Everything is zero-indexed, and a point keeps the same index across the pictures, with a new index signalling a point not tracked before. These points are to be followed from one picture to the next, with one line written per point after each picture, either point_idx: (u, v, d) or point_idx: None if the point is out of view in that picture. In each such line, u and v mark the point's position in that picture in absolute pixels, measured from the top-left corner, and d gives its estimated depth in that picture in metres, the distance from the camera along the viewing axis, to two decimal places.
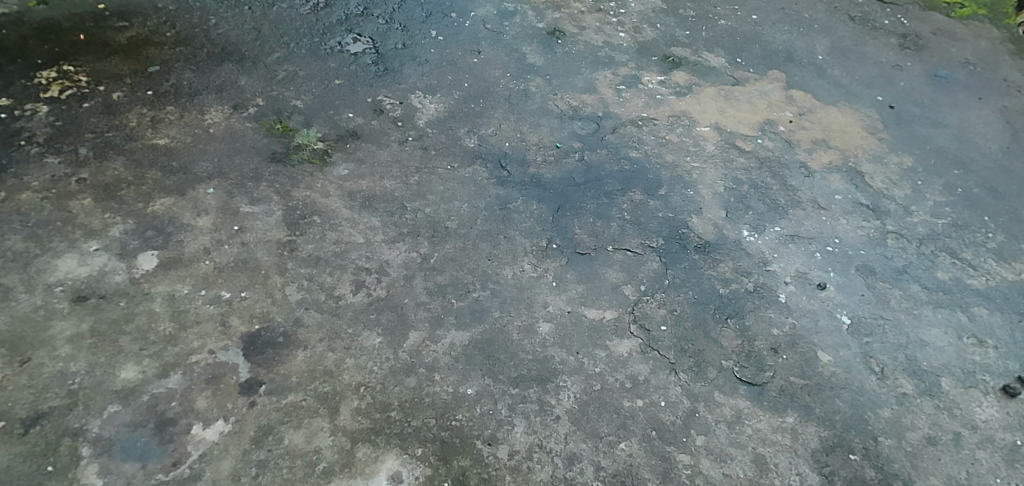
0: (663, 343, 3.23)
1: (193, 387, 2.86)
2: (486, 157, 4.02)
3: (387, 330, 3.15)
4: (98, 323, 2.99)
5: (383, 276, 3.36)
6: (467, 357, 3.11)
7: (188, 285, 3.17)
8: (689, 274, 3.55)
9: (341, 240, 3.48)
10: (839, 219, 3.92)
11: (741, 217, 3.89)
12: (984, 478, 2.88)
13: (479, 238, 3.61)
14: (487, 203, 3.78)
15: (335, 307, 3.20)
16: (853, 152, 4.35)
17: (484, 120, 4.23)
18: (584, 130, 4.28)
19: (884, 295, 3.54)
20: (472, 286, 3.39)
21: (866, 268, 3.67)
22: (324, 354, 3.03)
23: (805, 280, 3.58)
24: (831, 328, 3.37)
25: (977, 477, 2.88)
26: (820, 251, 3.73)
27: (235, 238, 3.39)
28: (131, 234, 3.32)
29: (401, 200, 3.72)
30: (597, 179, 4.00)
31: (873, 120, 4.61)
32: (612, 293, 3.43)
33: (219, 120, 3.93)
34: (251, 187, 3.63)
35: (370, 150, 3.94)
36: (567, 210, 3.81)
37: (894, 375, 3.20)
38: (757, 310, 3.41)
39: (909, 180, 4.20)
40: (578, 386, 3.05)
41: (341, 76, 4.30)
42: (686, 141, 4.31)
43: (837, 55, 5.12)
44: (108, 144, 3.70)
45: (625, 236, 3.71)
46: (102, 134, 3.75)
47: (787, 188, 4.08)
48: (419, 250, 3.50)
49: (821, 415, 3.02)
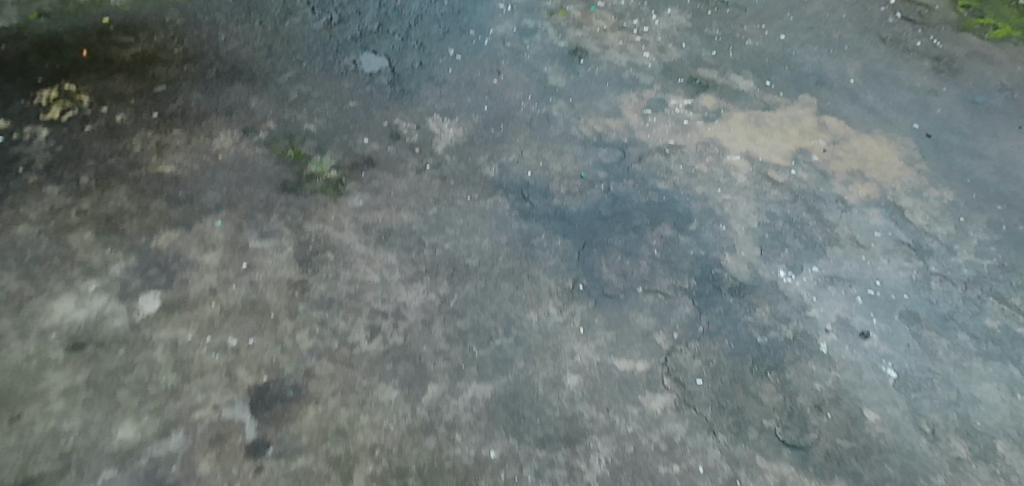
0: (699, 399, 3.04)
1: (195, 449, 2.70)
2: (507, 188, 3.80)
3: (404, 383, 2.96)
4: (94, 375, 2.82)
5: (399, 321, 3.15)
6: (489, 414, 2.91)
7: (192, 330, 2.98)
8: (724, 320, 3.33)
9: (354, 280, 3.26)
10: (879, 259, 3.71)
11: (777, 255, 3.67)
12: None
13: (501, 277, 3.39)
14: (510, 237, 3.56)
15: (348, 356, 3.00)
16: (891, 185, 4.13)
17: (504, 147, 4.01)
18: (609, 158, 4.07)
19: (931, 345, 3.33)
20: (494, 332, 3.17)
21: (911, 315, 3.45)
22: (337, 409, 2.85)
23: (847, 328, 3.36)
24: (876, 383, 3.17)
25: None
26: (861, 294, 3.52)
27: (243, 276, 3.18)
28: (133, 273, 3.13)
29: (419, 235, 3.50)
30: (625, 212, 3.78)
31: (910, 150, 4.38)
32: (643, 341, 3.22)
33: (228, 145, 3.71)
34: (261, 220, 3.41)
35: (386, 179, 3.72)
36: (593, 246, 3.59)
37: (946, 436, 3.03)
38: (798, 362, 3.21)
39: (952, 217, 3.99)
40: (609, 448, 2.88)
41: (355, 98, 4.09)
42: (716, 172, 4.09)
43: (870, 78, 4.90)
44: (110, 171, 3.50)
45: (655, 277, 3.49)
46: (104, 160, 3.54)
47: (824, 224, 3.86)
48: (437, 291, 3.29)
49: (870, 482, 2.88)
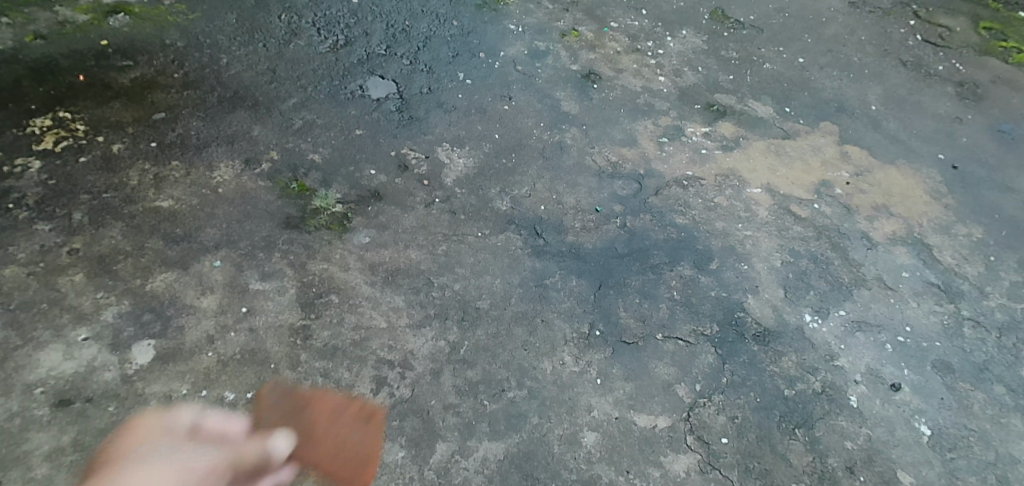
0: (725, 460, 2.89)
1: None
2: (520, 223, 3.63)
3: (412, 441, 2.79)
4: (81, 436, 2.63)
5: (407, 371, 2.99)
6: (502, 477, 2.74)
7: (187, 384, 2.81)
8: (749, 371, 3.18)
9: (361, 325, 3.10)
10: (909, 302, 3.54)
11: (801, 297, 3.51)
12: None
13: (514, 322, 3.22)
14: (523, 278, 3.40)
15: (352, 412, 2.84)
16: (918, 221, 3.97)
17: (516, 179, 3.85)
18: (625, 191, 3.91)
19: (965, 399, 3.18)
20: (507, 383, 3.01)
21: (943, 365, 3.29)
22: (340, 473, 2.68)
23: (877, 380, 3.20)
24: (910, 442, 3.01)
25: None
26: (890, 342, 3.36)
27: (242, 323, 3.02)
28: (125, 320, 2.96)
29: (428, 275, 3.33)
30: (642, 250, 3.62)
31: (935, 183, 4.22)
32: (664, 394, 3.07)
33: (229, 178, 3.55)
34: (262, 259, 3.24)
35: (393, 214, 3.55)
36: (610, 288, 3.43)
37: None
38: (828, 418, 3.05)
39: (982, 256, 3.83)
40: None
41: (362, 126, 3.93)
42: (736, 205, 3.92)
43: (892, 104, 4.74)
44: (105, 207, 3.32)
45: (675, 322, 3.34)
46: (99, 194, 3.37)
47: (849, 263, 3.70)
48: (447, 338, 3.12)
49: None
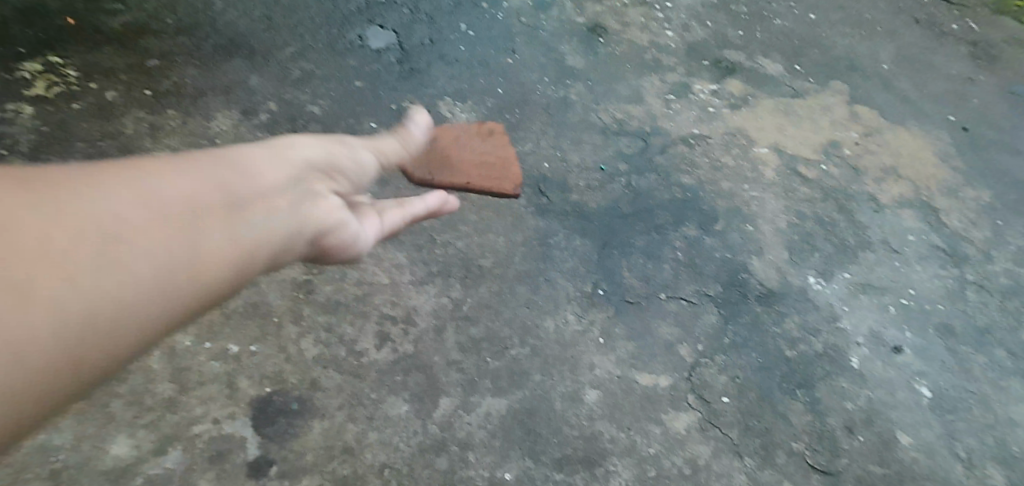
0: (726, 419, 2.89)
1: (195, 468, 2.50)
2: (524, 180, 3.57)
3: (416, 396, 2.79)
4: None
5: (410, 327, 2.98)
6: (505, 432, 2.75)
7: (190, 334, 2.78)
8: (750, 332, 3.17)
9: (364, 282, 3.07)
10: (913, 265, 3.52)
11: (806, 260, 3.49)
12: None
13: (517, 280, 3.20)
14: (526, 236, 3.36)
15: (355, 366, 2.83)
16: (926, 183, 3.93)
17: (521, 135, 3.77)
18: (630, 149, 3.84)
19: (966, 362, 3.19)
20: (510, 341, 3.00)
21: (945, 328, 3.29)
22: (344, 425, 2.68)
23: (879, 341, 3.20)
24: (911, 403, 3.02)
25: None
26: (894, 304, 3.35)
27: None
28: None
29: (431, 232, 3.28)
30: (647, 210, 3.58)
31: (944, 145, 4.17)
32: (667, 354, 3.06)
33: (227, 128, 3.48)
34: None
35: None
36: (614, 247, 3.40)
37: (983, 463, 2.89)
38: (829, 379, 3.05)
39: (988, 220, 3.81)
40: (631, 471, 2.72)
41: (362, 78, 3.84)
42: (743, 165, 3.86)
43: (904, 64, 4.64)
44: (100, 155, 3.25)
45: (679, 282, 3.32)
46: (93, 142, 3.30)
47: (856, 225, 3.66)
48: (450, 295, 3.10)
49: None
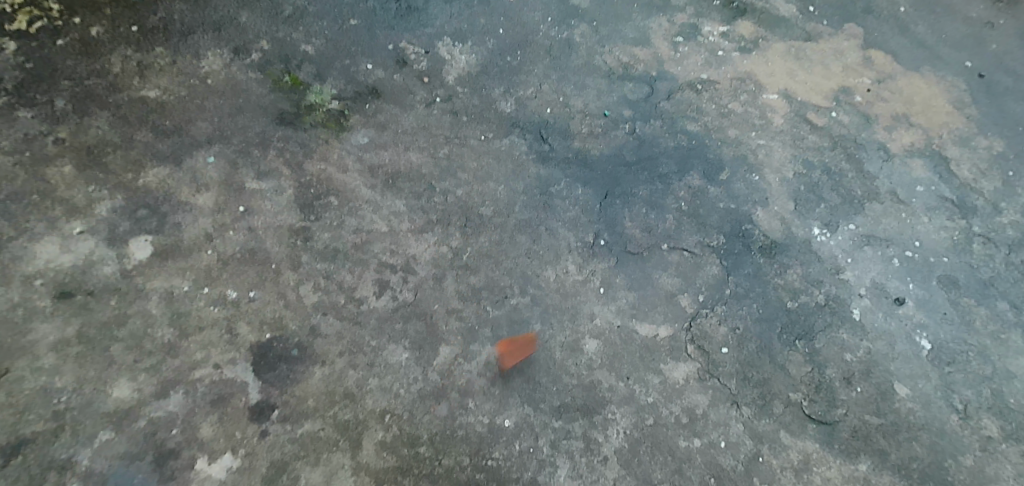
0: (724, 369, 2.89)
1: (197, 411, 2.54)
2: (525, 127, 3.52)
3: (415, 344, 2.79)
4: (85, 328, 2.64)
5: (409, 275, 2.96)
6: (504, 380, 2.76)
7: (188, 280, 2.80)
8: (752, 282, 3.16)
9: (361, 229, 3.05)
10: (920, 217, 3.47)
11: (812, 210, 3.44)
12: None
13: (517, 230, 3.18)
14: (527, 185, 3.32)
15: (355, 314, 2.83)
16: (937, 132, 3.83)
17: (522, 79, 3.69)
18: (636, 94, 3.75)
19: (968, 314, 3.15)
20: (510, 290, 2.99)
21: (949, 281, 3.26)
22: (344, 372, 2.69)
23: (881, 294, 3.18)
24: (909, 355, 3.00)
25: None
26: (898, 256, 3.31)
27: (240, 222, 2.97)
28: (120, 214, 2.91)
29: (429, 180, 3.25)
30: (651, 158, 3.53)
31: (959, 92, 4.05)
32: (667, 304, 3.05)
33: (218, 67, 3.39)
34: (257, 157, 3.16)
35: (392, 114, 3.43)
36: (616, 197, 3.36)
37: (978, 414, 2.86)
38: (830, 330, 3.05)
39: (999, 171, 3.71)
40: (629, 419, 2.74)
41: (356, 15, 3.72)
42: (751, 112, 3.79)
43: (922, 6, 4.43)
44: (88, 95, 3.20)
45: (681, 233, 3.29)
46: (81, 81, 3.24)
47: (863, 176, 3.60)
48: (450, 244, 3.08)
49: (897, 462, 2.74)
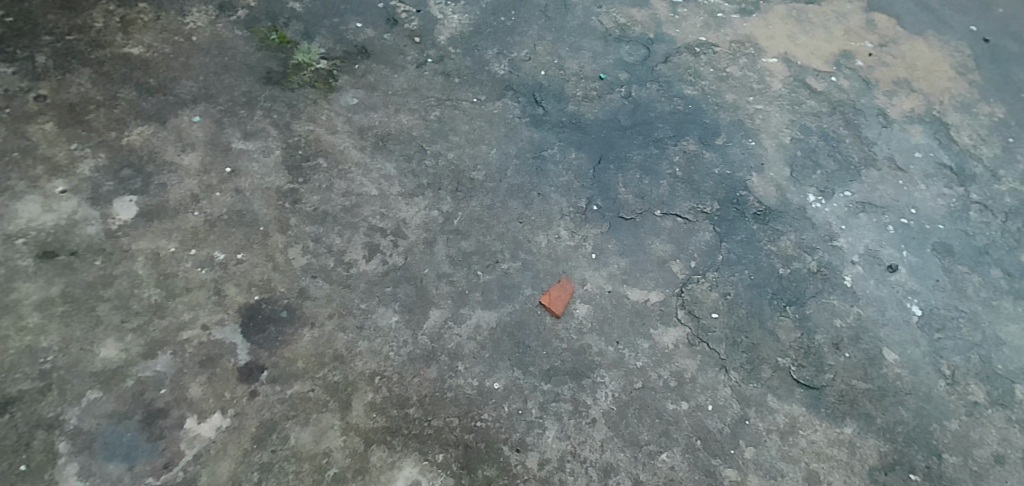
0: (714, 334, 2.89)
1: (185, 372, 2.53)
2: (518, 89, 3.58)
3: (405, 307, 2.80)
4: (70, 287, 2.64)
5: (399, 240, 2.97)
6: (494, 343, 2.76)
7: (175, 242, 2.81)
8: (746, 249, 3.14)
9: (350, 192, 3.07)
10: (917, 184, 3.44)
11: (808, 177, 3.41)
12: None
13: (509, 195, 3.19)
14: (519, 148, 3.35)
15: (345, 277, 2.84)
16: (938, 97, 3.78)
17: (516, 39, 3.81)
18: (632, 57, 3.80)
19: (961, 282, 3.14)
20: (501, 255, 2.99)
21: (944, 248, 3.24)
22: (334, 334, 2.69)
23: (874, 260, 3.17)
24: (899, 321, 3.00)
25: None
26: (893, 224, 3.29)
27: (227, 183, 3.00)
28: (104, 174, 2.93)
29: (420, 142, 3.30)
30: (646, 123, 3.54)
31: (963, 57, 3.98)
32: (659, 270, 3.04)
33: (203, 24, 3.53)
34: (244, 116, 3.23)
35: (383, 75, 3.53)
36: (610, 162, 3.37)
37: (966, 380, 2.86)
38: (821, 296, 3.04)
39: (1000, 137, 3.66)
40: (617, 383, 2.72)
41: None
42: (749, 76, 3.78)
43: None
44: (69, 50, 3.28)
45: (675, 199, 3.28)
46: (62, 36, 3.32)
47: (862, 141, 3.57)
48: (440, 208, 3.10)
49: (883, 426, 2.71)
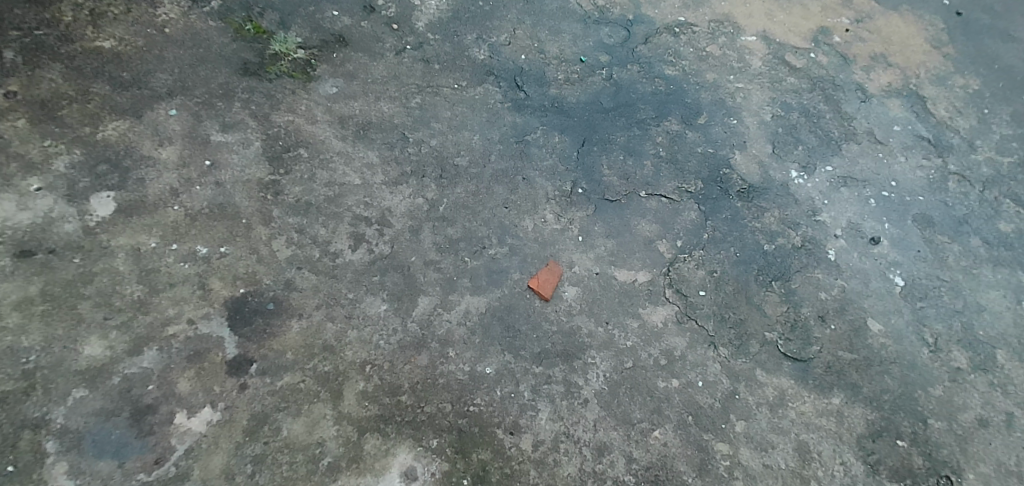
0: (702, 311, 2.91)
1: (173, 367, 2.51)
2: (499, 74, 3.57)
3: (394, 295, 2.79)
4: (49, 286, 2.60)
5: (385, 228, 2.96)
6: (484, 329, 2.76)
7: (156, 237, 2.78)
8: (731, 226, 3.17)
9: (334, 182, 3.06)
10: (897, 157, 3.48)
11: (790, 153, 3.44)
12: None
13: (494, 180, 3.18)
14: (502, 133, 3.34)
15: (331, 267, 2.82)
16: (915, 71, 3.82)
17: (495, 25, 3.80)
18: (612, 39, 3.81)
19: (941, 252, 3.18)
20: (488, 241, 2.99)
21: (924, 219, 3.28)
22: (322, 324, 2.68)
23: (857, 234, 3.20)
24: (883, 292, 3.03)
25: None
26: (874, 197, 3.33)
27: (207, 177, 2.97)
28: (80, 170, 2.88)
29: (402, 129, 3.28)
30: (629, 104, 3.55)
31: (938, 30, 4.03)
32: (645, 250, 3.05)
33: (175, 16, 3.48)
34: (221, 108, 3.19)
35: (362, 63, 3.50)
36: (593, 144, 3.37)
37: (949, 347, 2.90)
38: (805, 270, 3.07)
39: (976, 108, 3.70)
40: (608, 363, 2.74)
41: None
42: (729, 55, 3.80)
43: None
44: (38, 46, 3.21)
45: (659, 180, 3.29)
46: (30, 31, 3.25)
47: (841, 116, 3.60)
48: (425, 196, 3.08)
49: (869, 395, 2.75)
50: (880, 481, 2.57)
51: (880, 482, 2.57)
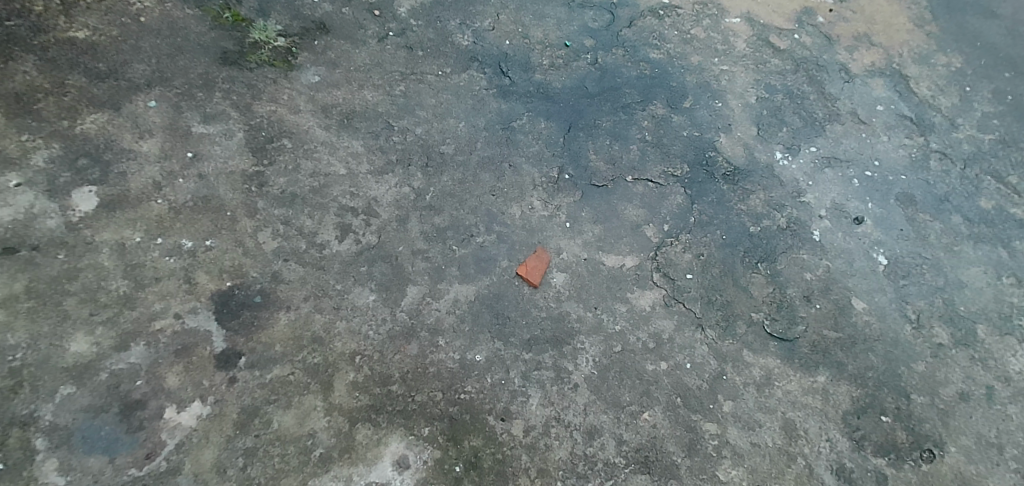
0: (689, 294, 2.93)
1: (162, 362, 2.50)
2: (484, 60, 3.56)
3: (382, 286, 2.78)
4: (33, 283, 2.57)
5: (372, 218, 2.95)
6: (473, 316, 2.77)
7: (140, 231, 2.75)
8: (717, 209, 3.19)
9: (319, 172, 3.04)
10: (880, 136, 3.50)
11: (774, 135, 3.46)
12: (1018, 435, 2.69)
13: (481, 168, 3.18)
14: (487, 120, 3.34)
15: (318, 259, 2.81)
16: (897, 50, 3.84)
17: (479, 10, 3.77)
18: (597, 22, 3.80)
19: (924, 230, 3.21)
20: (475, 229, 2.99)
21: (906, 198, 3.31)
22: (311, 316, 2.67)
23: (841, 214, 3.23)
24: (866, 271, 3.07)
25: (1008, 435, 2.69)
26: (858, 177, 3.35)
27: (189, 169, 2.94)
28: (59, 164, 2.84)
29: (386, 118, 3.26)
30: (613, 89, 3.54)
31: (920, 9, 4.05)
32: (632, 234, 3.07)
33: (151, 6, 3.42)
34: (202, 99, 3.15)
35: (344, 51, 3.46)
36: (579, 130, 3.37)
37: (930, 323, 2.94)
38: (790, 251, 3.09)
39: (957, 86, 3.73)
40: (597, 347, 2.75)
41: None
42: (713, 37, 3.81)
43: None
44: (12, 38, 3.16)
45: (645, 164, 3.29)
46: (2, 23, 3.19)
47: (825, 97, 3.62)
48: (412, 184, 3.07)
49: (854, 372, 2.79)
50: (865, 456, 2.61)
51: (865, 457, 2.61)
